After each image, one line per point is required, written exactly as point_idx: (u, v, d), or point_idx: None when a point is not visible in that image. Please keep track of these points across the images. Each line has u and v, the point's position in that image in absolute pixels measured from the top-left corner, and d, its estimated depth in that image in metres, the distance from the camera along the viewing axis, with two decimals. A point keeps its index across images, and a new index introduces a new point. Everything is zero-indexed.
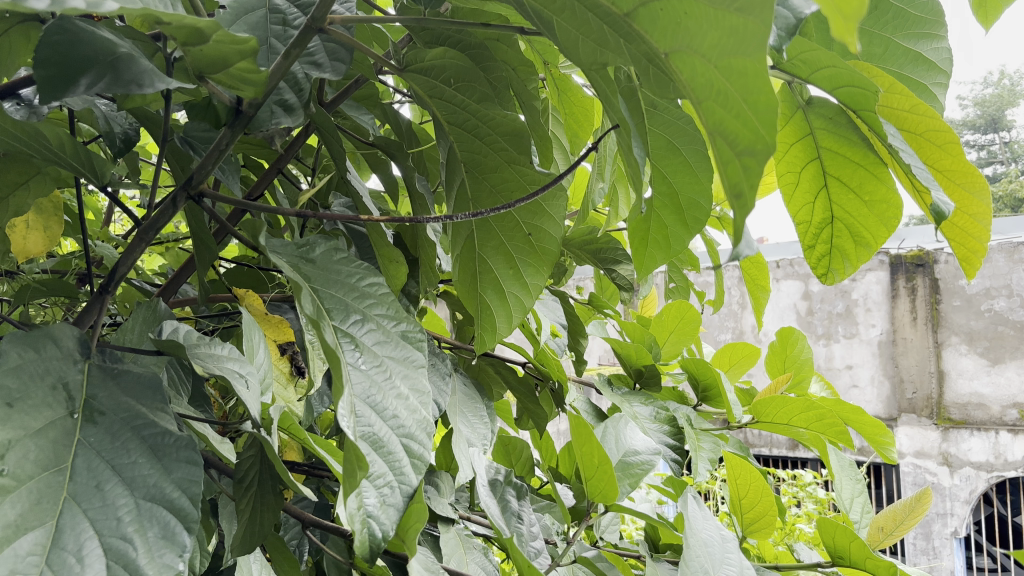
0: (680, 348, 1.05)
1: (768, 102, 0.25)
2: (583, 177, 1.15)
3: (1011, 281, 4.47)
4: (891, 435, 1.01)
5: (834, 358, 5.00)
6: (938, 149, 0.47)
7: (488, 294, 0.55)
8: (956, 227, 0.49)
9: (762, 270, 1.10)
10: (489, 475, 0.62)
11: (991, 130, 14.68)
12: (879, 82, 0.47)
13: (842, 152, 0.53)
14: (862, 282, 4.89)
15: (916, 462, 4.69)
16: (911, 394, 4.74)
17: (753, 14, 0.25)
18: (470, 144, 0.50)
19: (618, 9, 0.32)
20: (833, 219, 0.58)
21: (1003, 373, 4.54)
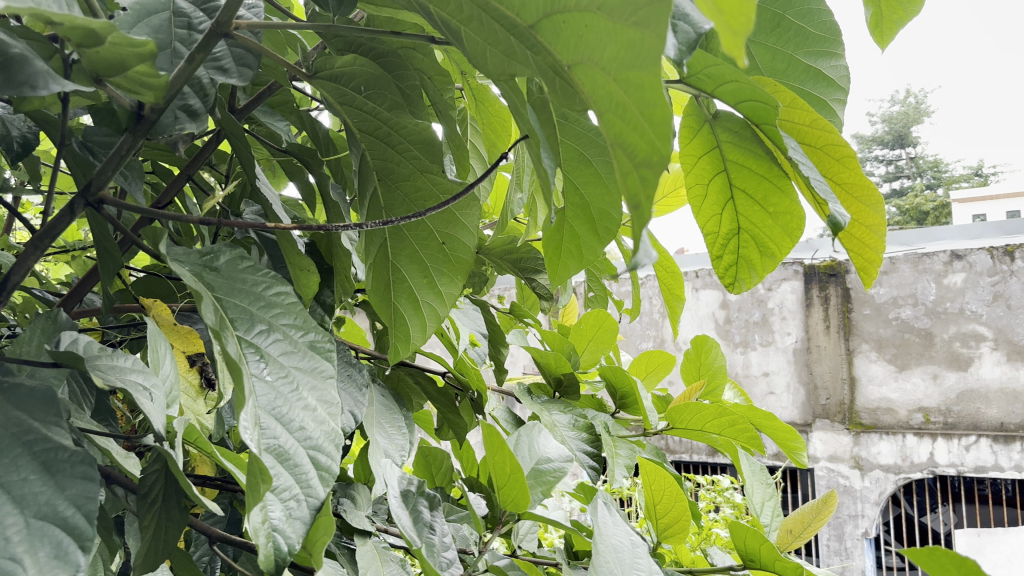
0: (599, 356, 1.06)
1: (666, 119, 0.25)
2: (502, 184, 1.15)
3: (917, 290, 4.66)
4: (800, 439, 1.04)
5: (751, 365, 5.14)
6: (837, 164, 0.49)
7: (401, 302, 0.54)
8: (854, 237, 0.51)
9: (677, 279, 1.12)
10: (401, 486, 0.61)
11: (899, 147, 15.42)
12: (780, 97, 0.49)
13: (746, 167, 0.54)
14: (777, 292, 5.05)
15: (830, 465, 4.85)
16: (825, 399, 4.89)
17: (651, 27, 0.25)
18: (382, 152, 0.50)
19: (522, 20, 0.32)
20: (739, 231, 0.60)
21: (910, 378, 4.70)
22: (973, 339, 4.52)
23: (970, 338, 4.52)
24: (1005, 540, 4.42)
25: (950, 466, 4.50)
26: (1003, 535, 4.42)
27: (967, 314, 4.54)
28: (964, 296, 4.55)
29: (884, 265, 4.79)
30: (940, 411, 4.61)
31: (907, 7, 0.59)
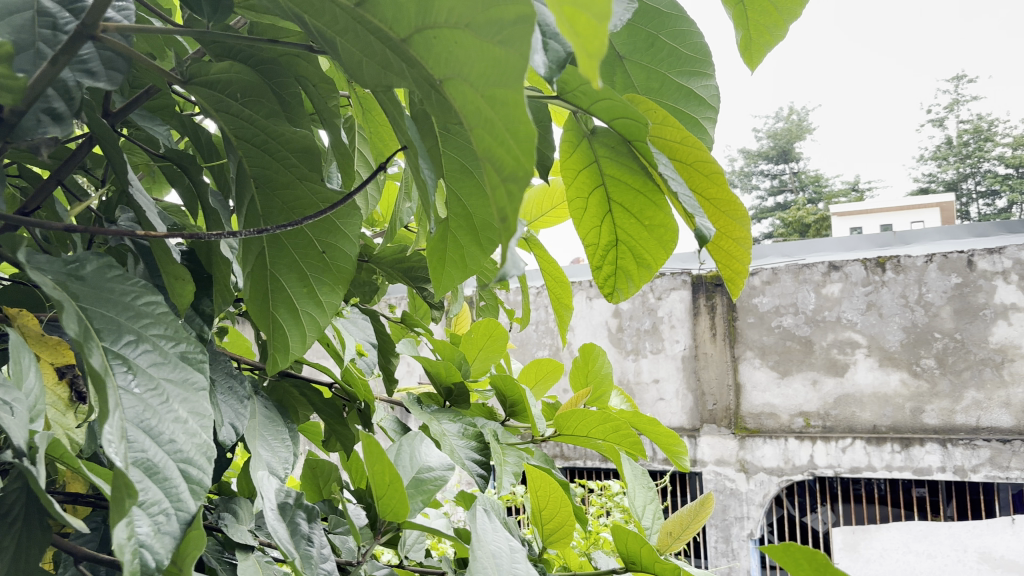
0: (489, 365, 1.07)
1: (528, 134, 0.26)
2: (392, 192, 1.15)
3: (797, 300, 4.90)
4: (682, 444, 1.07)
5: (642, 372, 5.28)
6: (706, 180, 0.51)
7: (280, 312, 0.54)
8: (722, 249, 0.54)
9: (567, 288, 1.13)
10: (279, 498, 0.60)
11: (782, 163, 16.21)
12: (653, 114, 0.51)
13: (622, 183, 0.56)
14: (666, 301, 5.22)
15: (717, 469, 5.00)
16: (712, 405, 5.06)
17: (516, 47, 0.26)
18: (260, 160, 0.49)
19: (394, 32, 0.33)
20: (618, 242, 0.62)
21: (791, 384, 4.91)
22: (849, 346, 4.75)
23: (846, 345, 4.75)
24: (878, 537, 4.67)
25: (828, 468, 4.73)
26: (877, 532, 4.67)
27: (843, 322, 4.77)
28: (840, 305, 4.79)
29: (767, 276, 5.01)
30: (819, 415, 4.82)
31: (774, 32, 0.62)
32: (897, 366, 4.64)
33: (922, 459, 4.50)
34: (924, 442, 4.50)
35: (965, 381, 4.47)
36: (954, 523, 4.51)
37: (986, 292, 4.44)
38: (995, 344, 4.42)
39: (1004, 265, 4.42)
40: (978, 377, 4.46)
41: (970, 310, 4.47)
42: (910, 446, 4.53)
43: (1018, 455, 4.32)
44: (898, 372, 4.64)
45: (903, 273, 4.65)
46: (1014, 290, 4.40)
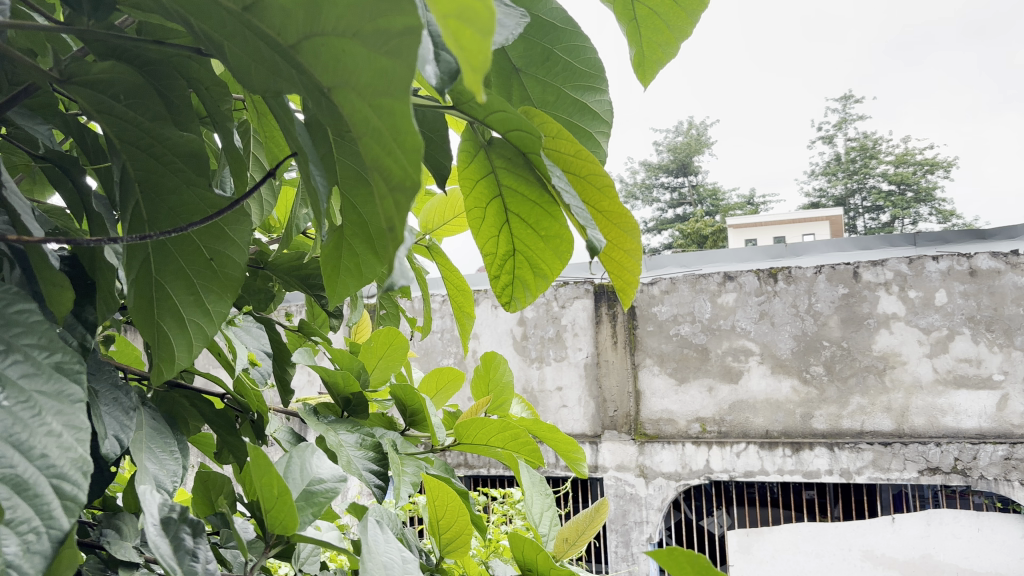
0: (389, 374, 1.06)
1: (413, 146, 0.27)
2: (290, 198, 1.13)
3: (694, 309, 5.05)
4: (580, 450, 1.09)
5: (545, 380, 5.35)
6: (599, 194, 0.52)
7: (164, 321, 0.52)
8: (614, 259, 0.55)
9: (468, 296, 1.13)
10: (161, 512, 0.57)
11: (682, 177, 16.75)
12: (546, 128, 0.51)
13: (519, 197, 0.57)
14: (570, 310, 5.31)
15: (617, 475, 5.08)
16: (612, 412, 5.15)
17: (403, 58, 0.26)
18: (145, 164, 0.48)
19: (283, 40, 0.32)
20: (515, 252, 0.62)
21: (688, 391, 5.04)
22: (744, 354, 4.91)
23: (740, 353, 4.92)
24: (770, 538, 4.82)
25: (723, 472, 4.83)
26: (769, 534, 4.83)
27: (738, 331, 4.94)
28: (735, 314, 4.95)
29: (666, 285, 5.15)
30: (715, 421, 4.96)
31: (666, 49, 0.64)
32: (788, 373, 4.82)
33: (811, 462, 4.67)
34: (813, 446, 4.67)
35: (850, 387, 4.68)
36: (840, 523, 4.70)
37: (870, 302, 4.67)
38: (878, 352, 4.65)
39: (886, 277, 4.66)
40: (862, 383, 4.67)
41: (856, 320, 4.69)
42: (800, 450, 4.70)
43: (897, 457, 4.51)
44: (789, 379, 4.82)
45: (794, 284, 4.85)
46: (896, 300, 4.63)
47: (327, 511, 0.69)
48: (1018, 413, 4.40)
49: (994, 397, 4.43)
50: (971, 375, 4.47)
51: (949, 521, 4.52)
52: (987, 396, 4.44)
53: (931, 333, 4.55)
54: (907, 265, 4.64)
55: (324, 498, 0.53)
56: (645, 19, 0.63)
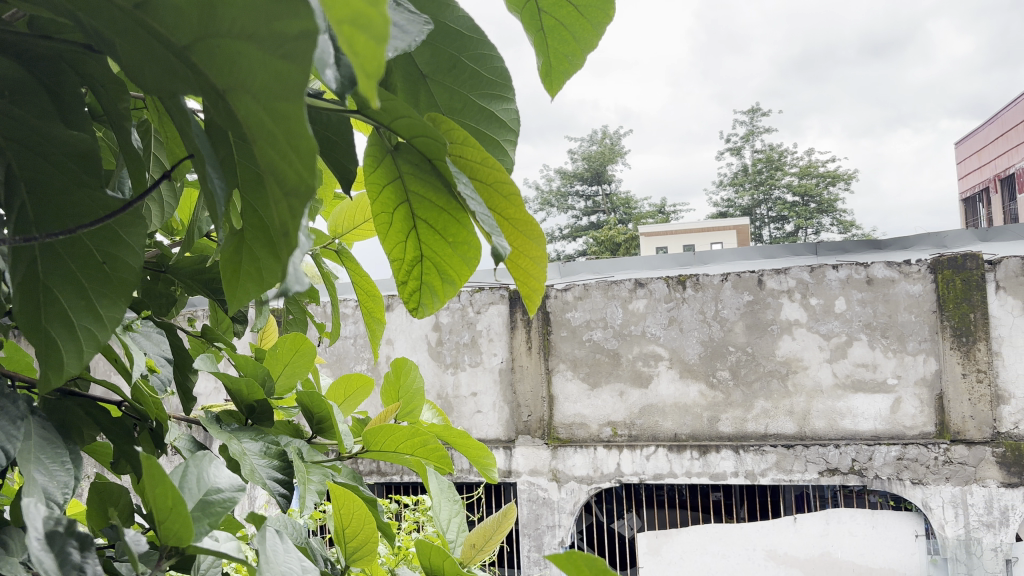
0: (295, 381, 1.04)
1: (310, 154, 0.27)
2: (192, 199, 1.09)
3: (606, 315, 5.13)
4: (489, 455, 1.09)
5: (460, 386, 5.38)
6: (505, 202, 0.52)
7: (53, 328, 0.50)
8: (519, 266, 0.56)
9: (378, 301, 1.12)
10: (46, 527, 0.55)
11: (598, 185, 17.09)
12: (451, 134, 0.51)
13: (425, 203, 0.57)
14: (485, 315, 5.34)
15: (530, 479, 5.12)
16: (527, 416, 5.18)
17: (297, 63, 0.26)
18: (32, 163, 0.46)
19: (176, 39, 0.32)
20: (422, 259, 0.62)
21: (600, 395, 5.10)
22: (653, 359, 5.01)
23: (650, 358, 5.01)
24: (678, 540, 4.96)
25: (633, 475, 4.94)
26: (677, 536, 4.96)
27: (648, 336, 5.04)
28: (645, 320, 5.05)
29: (579, 291, 5.22)
30: (625, 424, 5.04)
31: (572, 61, 0.65)
32: (696, 378, 4.94)
33: (718, 465, 4.82)
34: (719, 449, 4.81)
35: (755, 392, 4.82)
36: (745, 524, 4.84)
37: (773, 309, 4.82)
38: (781, 357, 4.80)
39: (789, 284, 4.82)
40: (766, 387, 4.82)
41: (760, 326, 4.84)
42: (706, 453, 4.83)
43: (799, 459, 4.68)
44: (696, 384, 4.93)
45: (701, 291, 4.97)
46: (798, 307, 4.79)
47: (227, 520, 0.67)
48: (910, 416, 4.58)
49: (889, 400, 4.62)
50: (868, 379, 4.66)
51: (846, 519, 4.68)
52: (883, 399, 4.63)
53: (831, 338, 4.72)
54: (809, 273, 4.80)
55: (222, 507, 0.51)
56: (552, 30, 0.63)
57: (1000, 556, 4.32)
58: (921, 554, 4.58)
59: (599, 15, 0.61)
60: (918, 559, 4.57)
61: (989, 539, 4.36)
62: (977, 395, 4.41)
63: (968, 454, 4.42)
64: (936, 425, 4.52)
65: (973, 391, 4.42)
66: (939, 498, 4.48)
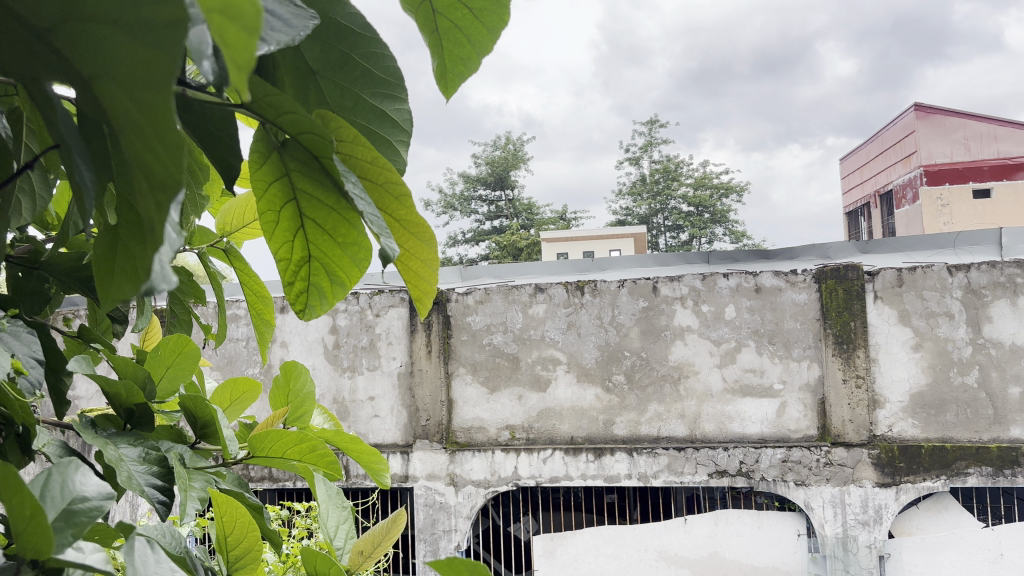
0: (177, 384, 1.00)
1: (176, 150, 0.26)
2: (68, 193, 1.04)
3: (506, 319, 5.16)
4: (382, 460, 1.07)
5: (358, 390, 5.33)
6: (397, 203, 0.52)
7: None
8: (410, 267, 0.55)
9: (267, 303, 1.08)
10: None
11: (501, 191, 17.25)
12: (341, 133, 0.50)
13: (313, 203, 0.55)
14: (384, 318, 5.31)
15: (428, 484, 5.08)
16: (425, 420, 5.15)
17: (163, 50, 0.25)
18: None
19: (38, 23, 0.30)
20: (310, 259, 0.61)
21: (499, 399, 5.13)
22: (552, 363, 5.06)
23: (549, 362, 5.07)
24: (573, 542, 5.01)
25: (530, 477, 4.96)
26: (571, 538, 5.01)
27: (547, 340, 5.10)
28: (544, 325, 5.10)
29: (480, 295, 5.23)
30: (523, 428, 5.07)
31: (467, 64, 0.65)
32: (592, 382, 5.01)
33: (612, 467, 4.89)
34: (614, 451, 4.88)
35: (649, 395, 4.93)
36: (637, 526, 4.93)
37: (667, 315, 4.95)
38: (673, 362, 4.93)
39: (682, 291, 4.96)
40: (659, 391, 4.93)
41: (654, 331, 4.96)
42: (601, 455, 4.90)
43: (690, 461, 4.80)
44: (593, 388, 5.01)
45: (599, 296, 5.06)
46: (690, 314, 4.94)
47: (97, 528, 0.63)
48: (794, 419, 4.77)
49: (774, 405, 4.80)
50: (755, 384, 4.83)
51: (734, 520, 4.84)
52: (769, 404, 4.81)
53: (720, 344, 4.88)
54: (700, 281, 4.95)
55: (87, 517, 0.49)
56: (447, 31, 0.63)
57: (874, 553, 4.55)
58: (802, 553, 4.77)
59: (493, 19, 0.61)
60: (799, 557, 4.75)
61: (864, 537, 4.57)
62: (856, 399, 4.62)
63: (847, 456, 4.61)
64: (818, 428, 4.73)
65: (852, 396, 4.63)
66: (820, 499, 4.65)
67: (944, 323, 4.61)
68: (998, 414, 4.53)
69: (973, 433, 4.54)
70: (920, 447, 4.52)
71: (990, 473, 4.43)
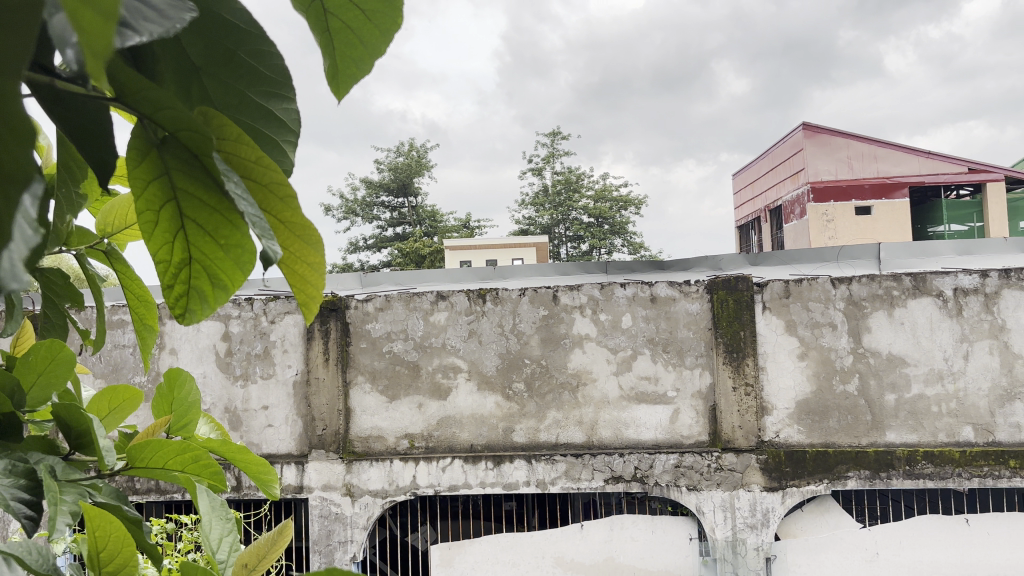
0: (49, 394, 0.94)
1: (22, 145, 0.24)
2: None
3: (407, 326, 5.11)
4: (270, 471, 1.04)
5: (250, 399, 5.18)
6: (281, 205, 0.50)
7: None
8: (294, 270, 0.54)
9: (150, 308, 1.04)
10: None
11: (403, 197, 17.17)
12: (224, 133, 0.48)
13: (195, 203, 0.53)
14: (280, 325, 5.19)
15: (323, 494, 4.98)
16: (321, 430, 5.05)
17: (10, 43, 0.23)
18: None
19: None
20: (191, 261, 0.58)
21: (398, 408, 5.08)
22: (452, 371, 5.05)
23: (449, 370, 5.05)
24: (470, 551, 5.00)
25: (428, 487, 4.93)
26: (469, 546, 5.00)
27: (448, 348, 5.08)
28: (445, 332, 5.09)
29: (380, 301, 5.16)
30: (422, 437, 5.04)
31: (359, 66, 0.64)
32: (492, 390, 5.03)
33: (511, 474, 4.90)
34: (513, 459, 4.90)
35: (547, 403, 4.97)
36: (535, 533, 4.96)
37: (566, 323, 5.01)
38: (572, 369, 4.98)
39: (581, 300, 5.02)
40: (557, 399, 4.98)
41: (553, 339, 5.01)
42: (500, 463, 4.91)
43: (587, 468, 4.85)
44: (493, 396, 5.02)
45: (500, 304, 5.07)
46: (589, 322, 5.01)
47: None
48: (687, 425, 4.90)
49: (668, 411, 4.92)
50: (650, 392, 4.94)
51: (629, 525, 4.92)
52: (662, 410, 4.92)
53: (617, 352, 4.97)
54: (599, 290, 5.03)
55: None
56: (338, 32, 0.62)
57: (761, 555, 4.72)
58: (694, 556, 4.87)
59: (386, 21, 0.61)
60: (691, 561, 4.86)
61: (752, 539, 4.73)
62: (745, 406, 4.78)
63: (736, 461, 4.76)
64: (709, 434, 4.87)
65: (741, 403, 4.79)
66: (711, 503, 4.77)
67: (827, 333, 4.82)
68: (876, 420, 4.77)
69: (853, 439, 4.75)
70: (805, 452, 4.70)
71: (868, 476, 4.64)
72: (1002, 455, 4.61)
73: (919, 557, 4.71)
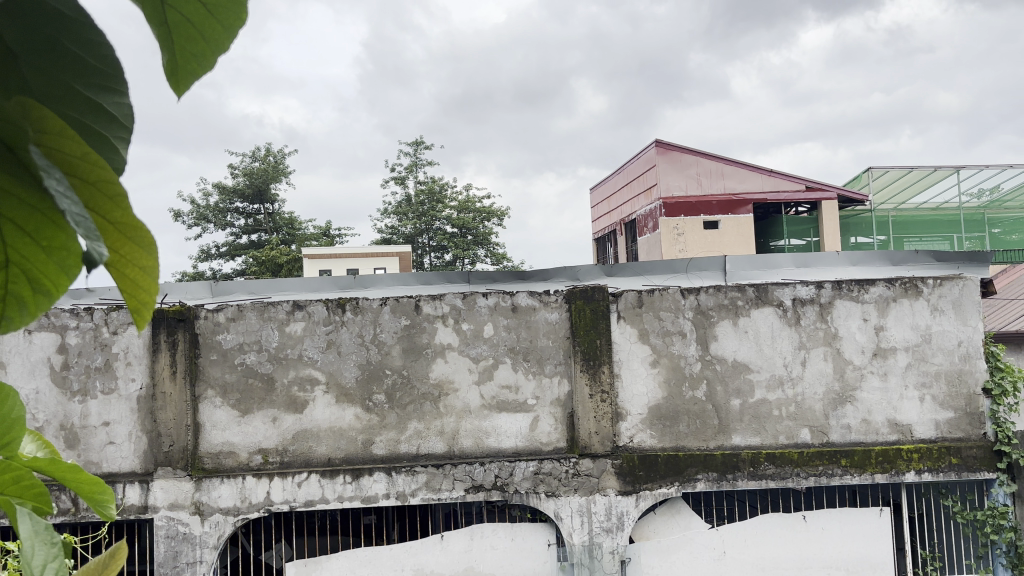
0: None
1: None
2: None
3: (261, 337, 4.94)
4: (104, 491, 0.97)
5: (89, 415, 4.87)
6: (112, 205, 0.47)
7: None
8: (125, 272, 0.51)
9: None
10: None
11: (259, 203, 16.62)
12: (49, 125, 0.44)
13: (12, 203, 0.49)
14: (123, 337, 4.90)
15: (169, 514, 4.75)
16: (168, 447, 4.80)
17: None
18: None
19: None
20: (8, 265, 0.54)
21: (251, 422, 4.90)
22: (309, 383, 4.92)
23: (306, 382, 4.92)
24: (327, 567, 4.89)
25: (283, 503, 4.79)
26: (326, 562, 4.88)
27: (304, 360, 4.94)
28: (302, 343, 4.94)
29: (232, 312, 4.96)
30: (277, 451, 4.89)
31: (200, 61, 0.61)
32: (351, 402, 4.94)
33: (370, 488, 4.82)
34: (372, 471, 4.82)
35: (408, 414, 4.92)
36: (394, 545, 4.91)
37: (428, 333, 4.98)
38: (433, 380, 4.96)
39: (443, 310, 5.00)
40: (419, 410, 4.94)
41: (415, 349, 4.97)
42: (359, 476, 4.83)
43: (447, 478, 4.85)
44: (352, 408, 4.93)
45: (360, 314, 4.97)
46: (450, 332, 4.99)
47: None
48: (546, 433, 4.98)
49: (528, 419, 4.98)
50: (510, 400, 4.98)
51: (488, 534, 4.94)
52: (522, 418, 4.98)
53: (479, 361, 4.99)
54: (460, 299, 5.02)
55: None
56: (178, 26, 0.58)
57: (616, 558, 4.86)
58: (552, 562, 4.95)
59: (230, 16, 0.58)
60: (549, 566, 4.94)
61: (607, 543, 4.86)
62: (601, 413, 4.90)
63: (592, 467, 4.87)
64: (567, 441, 4.97)
65: (597, 410, 4.92)
66: (568, 509, 4.85)
67: (677, 341, 5.01)
68: (723, 424, 5.00)
69: (701, 442, 4.97)
70: (657, 456, 4.89)
71: (715, 478, 4.88)
72: (835, 455, 4.94)
73: (761, 553, 4.97)
